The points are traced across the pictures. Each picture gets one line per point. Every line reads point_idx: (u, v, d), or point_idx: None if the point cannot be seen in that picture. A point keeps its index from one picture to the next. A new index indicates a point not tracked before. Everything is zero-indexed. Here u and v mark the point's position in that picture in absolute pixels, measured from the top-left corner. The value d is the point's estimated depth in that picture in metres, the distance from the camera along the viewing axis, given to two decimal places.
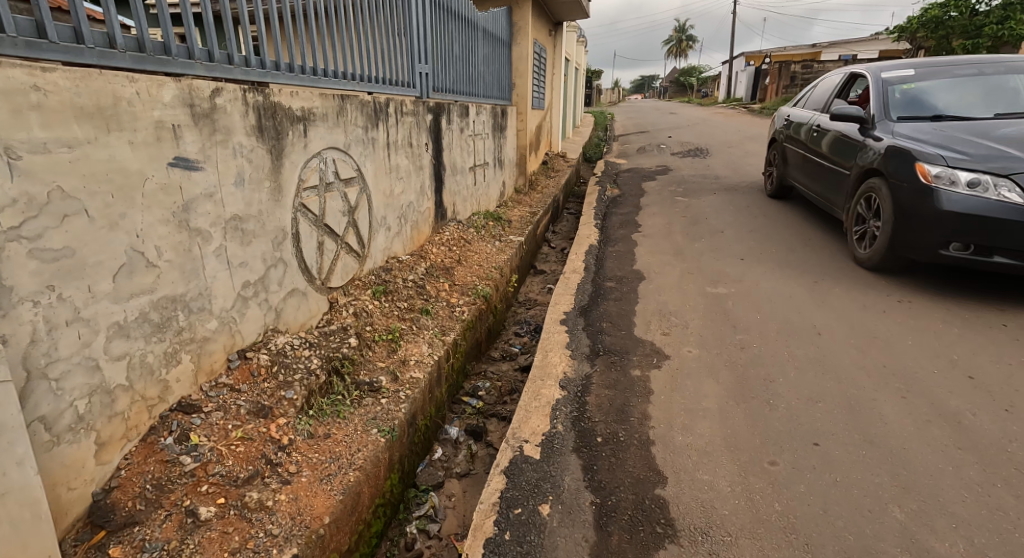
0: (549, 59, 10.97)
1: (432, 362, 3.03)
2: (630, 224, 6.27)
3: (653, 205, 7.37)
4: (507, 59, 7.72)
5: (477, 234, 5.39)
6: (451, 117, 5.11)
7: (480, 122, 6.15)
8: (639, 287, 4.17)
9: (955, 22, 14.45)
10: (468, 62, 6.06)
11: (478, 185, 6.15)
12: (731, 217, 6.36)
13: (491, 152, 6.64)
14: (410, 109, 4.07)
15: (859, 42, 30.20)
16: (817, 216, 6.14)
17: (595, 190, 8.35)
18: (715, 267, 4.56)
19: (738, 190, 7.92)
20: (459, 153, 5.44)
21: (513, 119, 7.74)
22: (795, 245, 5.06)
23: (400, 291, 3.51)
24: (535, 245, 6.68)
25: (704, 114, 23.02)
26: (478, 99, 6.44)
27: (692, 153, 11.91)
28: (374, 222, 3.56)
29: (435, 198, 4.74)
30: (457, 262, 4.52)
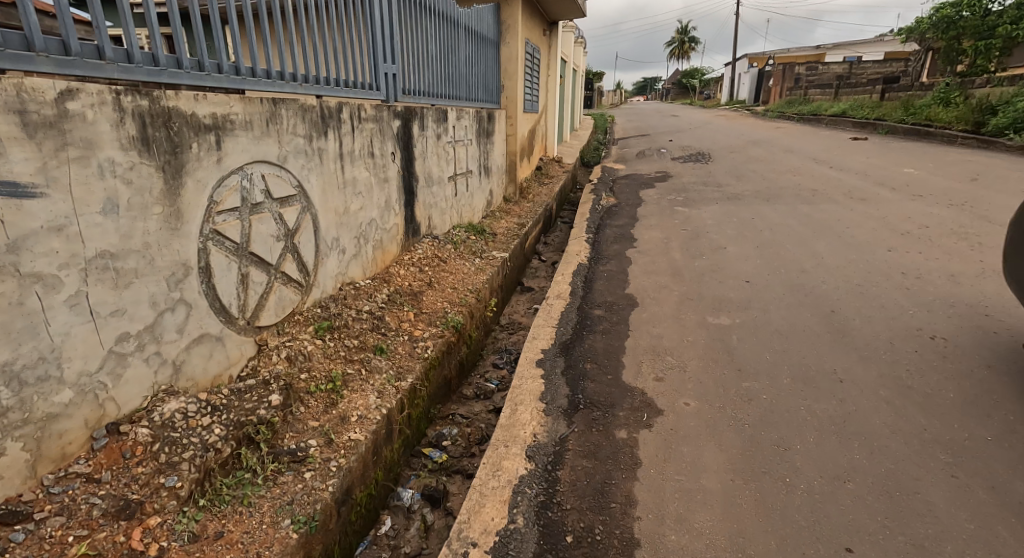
0: (544, 59, 10.52)
1: (380, 418, 2.53)
2: (625, 238, 5.81)
3: (650, 215, 6.91)
4: (494, 59, 7.23)
5: (454, 251, 4.93)
6: (425, 122, 4.63)
7: (462, 127, 5.68)
8: (631, 316, 3.71)
9: (967, 23, 13.94)
10: (447, 62, 5.57)
11: (459, 195, 5.70)
12: (733, 231, 5.91)
13: (474, 159, 6.18)
14: (371, 115, 3.57)
15: (864, 43, 29.66)
16: (827, 231, 5.68)
17: (589, 199, 7.89)
18: (716, 292, 4.11)
19: (740, 200, 7.46)
20: (436, 162, 4.98)
21: (501, 124, 7.27)
22: (804, 266, 4.60)
23: (351, 326, 3.03)
24: (522, 260, 6.23)
25: (706, 117, 22.53)
26: (459, 103, 5.94)
27: (693, 158, 11.43)
28: (321, 246, 3.07)
29: (405, 213, 4.26)
30: (428, 285, 4.05)
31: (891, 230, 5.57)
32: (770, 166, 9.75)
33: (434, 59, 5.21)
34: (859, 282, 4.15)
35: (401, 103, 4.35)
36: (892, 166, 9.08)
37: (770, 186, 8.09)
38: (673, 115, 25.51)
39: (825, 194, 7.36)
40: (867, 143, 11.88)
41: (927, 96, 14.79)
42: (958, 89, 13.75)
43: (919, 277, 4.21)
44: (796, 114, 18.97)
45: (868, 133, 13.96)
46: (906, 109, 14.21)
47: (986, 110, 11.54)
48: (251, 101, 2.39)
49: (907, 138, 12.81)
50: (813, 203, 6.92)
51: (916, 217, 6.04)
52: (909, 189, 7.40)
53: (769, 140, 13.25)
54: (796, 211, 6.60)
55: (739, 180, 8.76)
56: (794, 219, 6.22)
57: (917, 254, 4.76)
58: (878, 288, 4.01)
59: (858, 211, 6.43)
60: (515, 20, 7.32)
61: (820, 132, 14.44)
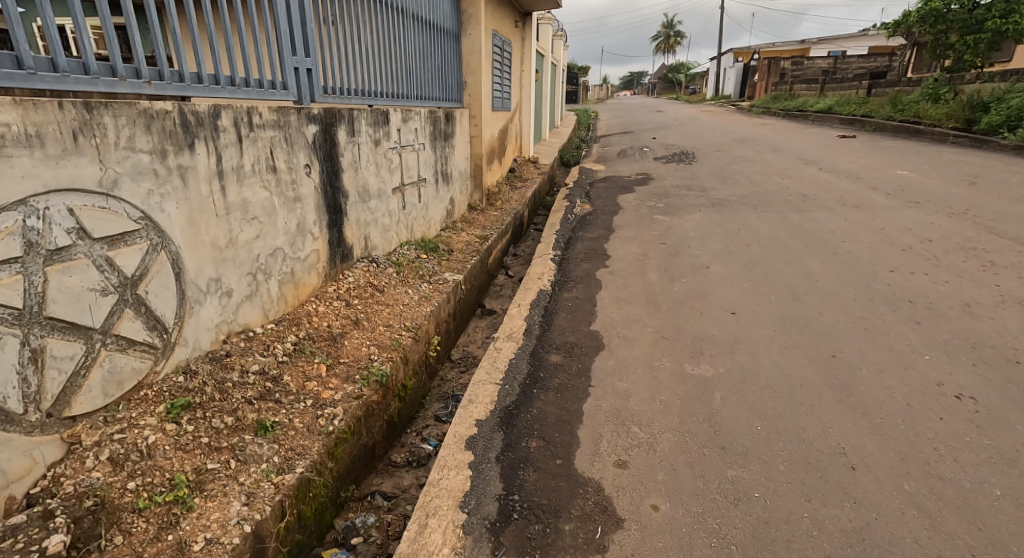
0: (515, 54, 9.85)
1: (240, 537, 1.86)
2: (595, 256, 5.18)
3: (626, 226, 6.28)
4: (453, 51, 6.57)
5: (397, 276, 4.27)
6: (357, 126, 3.96)
7: (411, 129, 5.01)
8: (593, 363, 3.08)
9: (955, 16, 13.46)
10: (390, 55, 4.90)
11: (408, 209, 5.05)
12: (716, 245, 5.30)
13: (428, 166, 5.52)
14: (271, 120, 2.93)
15: (849, 37, 29.25)
16: (820, 245, 5.09)
17: (562, 206, 7.25)
18: (696, 327, 3.49)
19: (724, 207, 6.86)
20: (374, 172, 4.31)
21: (461, 125, 6.62)
22: (796, 293, 4.00)
23: (228, 396, 2.34)
24: (483, 278, 5.59)
25: (691, 113, 21.93)
26: (408, 102, 5.27)
27: (676, 158, 10.83)
28: (189, 293, 2.39)
29: (327, 236, 3.59)
30: (351, 326, 3.38)
31: (891, 244, 4.98)
32: (756, 167, 9.16)
33: (372, 52, 4.54)
34: (861, 315, 3.55)
35: (324, 104, 3.69)
36: (885, 167, 8.52)
37: (757, 191, 7.48)
38: (658, 111, 24.93)
39: (815, 199, 6.79)
40: (857, 141, 11.34)
41: (915, 92, 14.30)
42: (947, 85, 13.26)
43: (929, 307, 3.62)
44: (782, 110, 18.42)
45: (856, 131, 13.43)
46: (894, 106, 13.70)
47: (978, 107, 11.03)
48: (39, 106, 1.76)
49: (896, 136, 12.29)
50: (804, 211, 6.33)
51: (917, 227, 5.46)
52: (904, 194, 6.84)
53: (754, 138, 12.68)
54: (784, 221, 6.01)
55: (724, 183, 8.16)
56: (783, 231, 5.63)
57: (924, 276, 4.16)
58: (881, 323, 3.42)
59: (853, 221, 5.84)
60: (477, 10, 6.65)
61: (808, 130, 13.91)
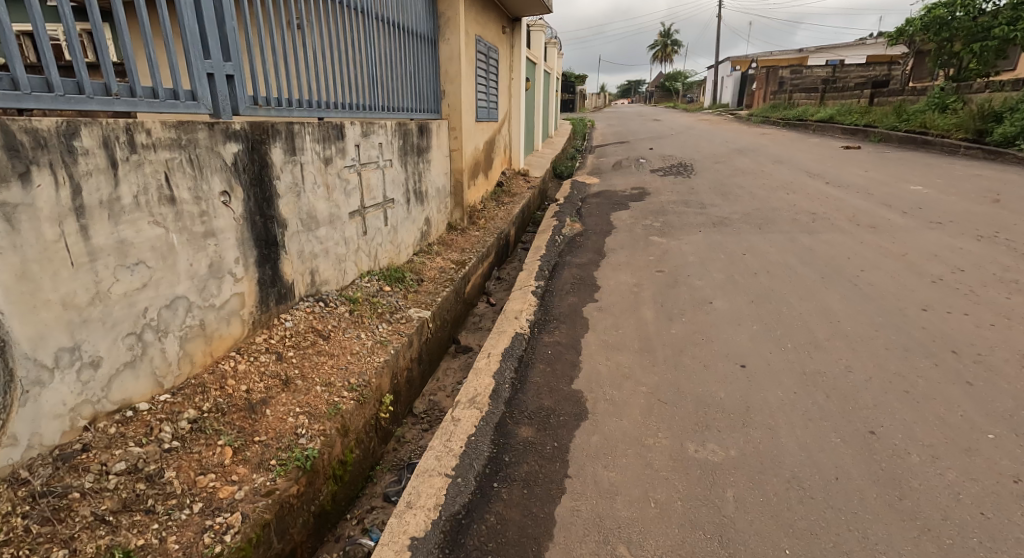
0: (504, 61, 9.31)
1: None
2: (582, 287, 4.60)
3: (619, 248, 5.70)
4: (427, 56, 6.00)
5: (349, 317, 3.67)
6: (298, 142, 3.36)
7: (372, 146, 4.43)
8: (573, 440, 2.50)
9: (960, 24, 12.93)
10: (348, 60, 4.31)
11: (370, 235, 4.46)
12: (720, 273, 4.72)
13: (395, 184, 4.95)
14: (165, 139, 2.33)
15: (848, 44, 28.76)
16: (836, 275, 4.52)
17: (550, 225, 6.67)
18: (699, 390, 2.92)
19: (725, 226, 6.29)
20: (324, 196, 3.72)
21: (438, 139, 6.06)
22: (815, 338, 3.42)
23: (70, 515, 1.81)
24: (458, 310, 5.01)
25: (688, 121, 21.39)
26: (371, 113, 4.70)
27: (674, 170, 10.27)
28: (21, 375, 1.81)
29: (255, 275, 2.98)
30: (279, 388, 2.76)
31: (918, 273, 4.40)
32: (757, 181, 8.60)
33: (325, 56, 3.96)
34: (897, 372, 2.98)
35: (253, 117, 3.10)
36: (895, 181, 7.95)
37: (760, 208, 6.91)
38: (655, 119, 24.44)
39: (825, 218, 6.21)
40: (862, 152, 10.79)
41: (920, 101, 13.73)
42: (954, 93, 12.68)
43: (978, 360, 3.04)
44: (781, 119, 17.90)
45: (860, 141, 12.89)
46: (899, 115, 13.15)
47: (989, 116, 10.48)
48: None
49: (902, 146, 11.74)
50: (814, 232, 5.76)
51: (942, 252, 4.88)
52: (922, 212, 6.26)
53: (755, 149, 12.13)
54: (793, 244, 5.43)
55: (724, 199, 7.60)
56: (792, 256, 5.06)
57: (963, 317, 3.58)
58: (923, 385, 2.84)
59: (870, 244, 5.26)
60: (456, 13, 6.09)
61: (810, 140, 13.38)
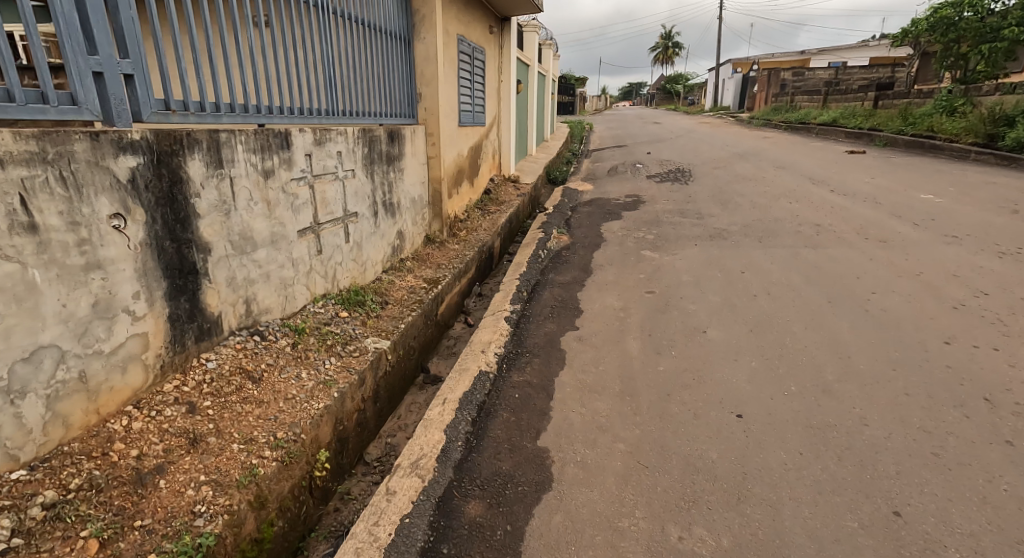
0: (491, 62, 8.86)
1: None
2: (563, 312, 4.14)
3: (607, 264, 5.24)
4: (398, 56, 5.56)
5: (290, 352, 3.21)
6: (226, 152, 2.90)
7: (326, 155, 3.99)
8: (530, 523, 2.09)
9: (967, 24, 12.46)
10: (299, 60, 3.87)
11: (323, 255, 4.01)
12: (716, 295, 4.26)
13: (356, 196, 4.50)
14: (20, 152, 1.91)
15: (851, 46, 28.28)
16: (845, 297, 4.05)
17: (535, 237, 6.22)
18: (687, 449, 2.47)
19: (723, 239, 5.82)
20: (263, 214, 3.28)
21: (412, 146, 5.63)
22: (824, 378, 2.96)
23: None
24: (428, 334, 4.56)
25: (688, 124, 20.93)
26: (329, 119, 4.25)
27: (671, 176, 9.82)
28: None
29: (164, 311, 2.52)
30: (183, 449, 2.30)
31: (937, 297, 3.94)
32: (758, 188, 8.12)
33: (265, 55, 3.51)
34: (922, 427, 2.52)
35: (164, 124, 2.62)
36: (905, 189, 7.47)
37: (761, 219, 6.44)
38: (655, 122, 23.98)
39: (830, 230, 5.74)
40: (868, 157, 10.31)
41: (927, 103, 13.25)
42: (962, 96, 12.19)
43: (1017, 412, 2.59)
44: (783, 122, 17.43)
45: (865, 145, 12.41)
46: (905, 118, 12.67)
47: (1001, 120, 10.00)
48: None
49: (909, 151, 11.27)
50: (819, 246, 5.30)
51: (962, 271, 4.42)
52: (936, 224, 5.79)
53: (756, 153, 11.68)
54: (796, 260, 4.97)
55: (722, 208, 7.13)
56: (795, 274, 4.60)
57: (992, 352, 3.13)
58: (954, 446, 2.39)
59: (882, 261, 4.79)
60: (431, 10, 5.65)
61: (813, 144, 12.91)
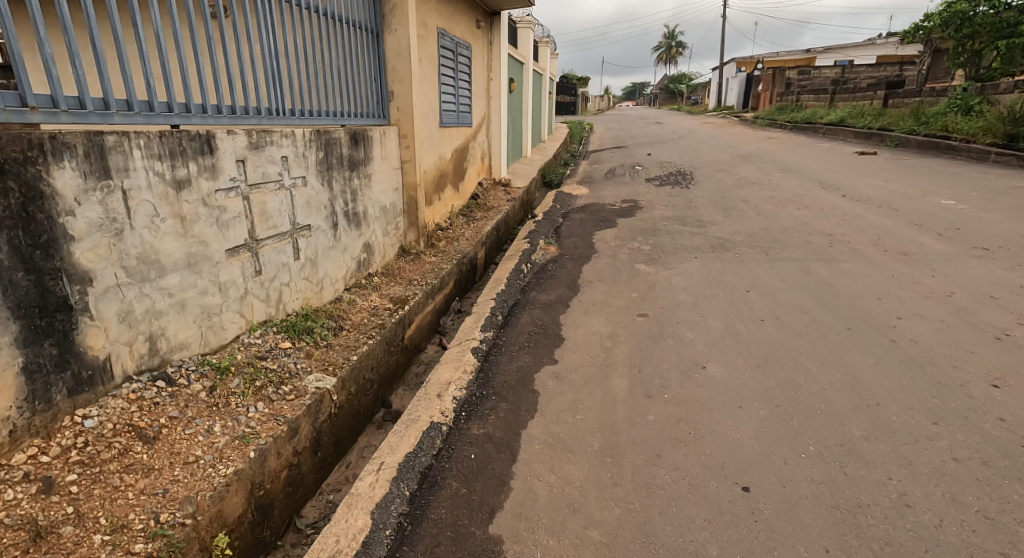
0: (480, 58, 8.32)
1: None
2: (541, 341, 3.60)
3: (596, 281, 4.68)
4: (363, 48, 5.02)
5: (206, 398, 2.69)
6: (116, 160, 2.40)
7: (263, 161, 3.46)
8: None
9: (983, 19, 11.82)
10: (223, 51, 3.33)
11: (262, 275, 3.48)
12: (717, 319, 3.70)
13: (309, 206, 3.97)
14: None
15: (857, 44, 27.59)
16: (869, 322, 3.48)
17: (519, 248, 5.67)
18: (679, 543, 1.93)
19: (725, 251, 5.26)
20: (174, 233, 2.75)
21: (381, 149, 5.10)
22: (850, 434, 2.40)
23: None
24: (391, 363, 4.01)
25: (690, 124, 20.33)
26: (262, 121, 3.71)
27: (671, 179, 9.26)
28: None
29: (14, 360, 2.05)
30: (18, 550, 1.83)
31: (975, 324, 3.36)
32: (763, 193, 7.56)
33: (182, 41, 2.95)
34: (982, 512, 1.96)
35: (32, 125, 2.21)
36: (922, 194, 6.88)
37: (767, 228, 5.87)
38: (657, 122, 23.33)
39: (844, 241, 5.17)
40: (879, 159, 9.68)
41: (941, 102, 12.61)
42: (979, 94, 11.56)
43: None
44: (788, 122, 16.82)
45: (875, 146, 11.80)
46: (917, 118, 12.05)
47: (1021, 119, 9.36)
48: None
49: (923, 152, 10.66)
50: (832, 260, 4.72)
51: (1000, 292, 3.84)
52: (961, 234, 5.20)
53: (762, 155, 11.11)
54: (807, 276, 4.40)
55: (725, 215, 6.57)
56: (806, 293, 4.03)
57: None
58: None
59: (907, 277, 4.21)
60: None
61: (821, 145, 12.31)
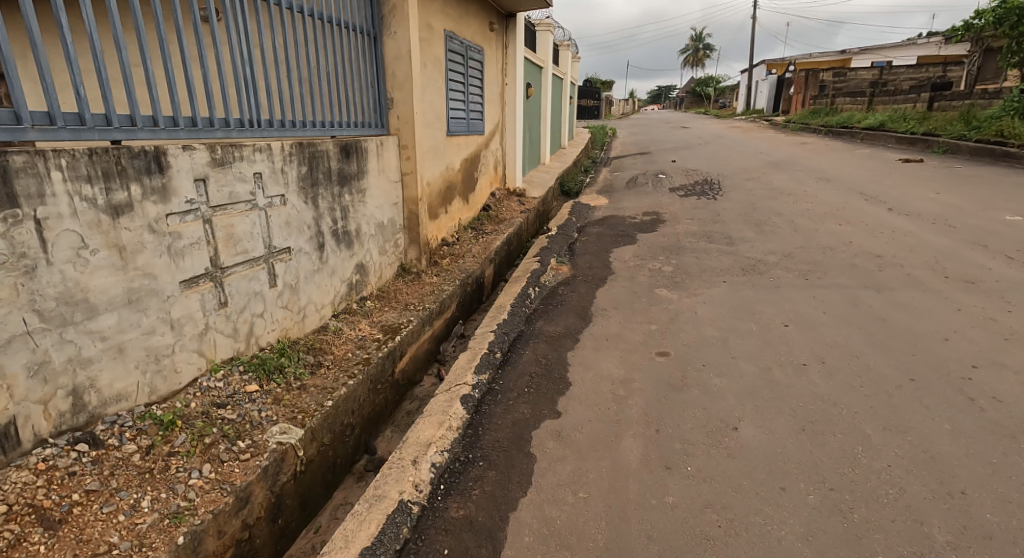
0: (493, 63, 7.90)
1: None
2: (542, 386, 3.13)
3: (610, 308, 4.20)
4: (359, 52, 4.61)
5: (138, 460, 2.30)
6: (27, 189, 2.08)
7: (230, 179, 3.06)
8: None
9: None
10: (183, 55, 2.91)
11: (228, 307, 3.08)
12: (750, 362, 3.19)
13: (288, 227, 3.57)
14: None
15: (896, 44, 26.42)
16: (937, 369, 2.92)
17: (529, 267, 5.21)
18: None
19: (757, 275, 4.72)
20: (108, 266, 2.36)
21: (378, 161, 4.70)
22: (932, 540, 1.90)
23: None
24: (376, 403, 3.57)
25: (717, 129, 19.61)
26: (232, 134, 3.23)
27: (698, 189, 8.69)
28: None
29: None
30: None
31: None
32: (799, 206, 6.95)
33: (122, 42, 2.54)
34: None
35: None
36: (981, 208, 6.19)
37: (804, 247, 5.30)
38: (683, 127, 22.65)
39: (895, 264, 4.59)
40: (928, 168, 8.93)
41: (994, 105, 11.72)
42: None
43: None
44: (823, 126, 16.00)
45: (920, 153, 11.00)
46: (968, 122, 11.21)
47: None
48: None
49: (975, 159, 9.85)
50: (884, 288, 4.15)
51: None
52: None
53: (796, 162, 10.44)
54: (855, 307, 3.85)
55: (757, 232, 6.00)
56: (856, 329, 3.49)
57: None
58: None
59: (978, 310, 3.62)
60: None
61: (860, 151, 11.55)
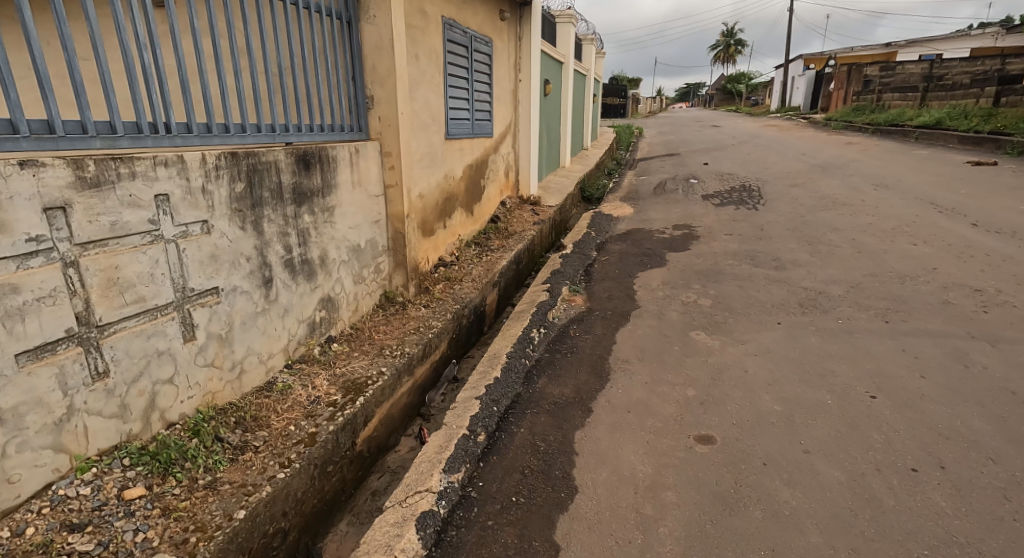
0: (504, 56, 6.98)
1: None
2: (537, 494, 2.24)
3: (633, 360, 3.29)
4: (330, 40, 3.76)
5: None
6: None
7: (113, 204, 2.24)
8: None
9: None
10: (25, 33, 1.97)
11: (110, 378, 2.26)
12: (830, 461, 2.27)
13: (216, 260, 2.72)
14: None
15: (946, 37, 24.72)
16: None
17: (535, 297, 4.33)
18: None
19: (820, 313, 3.75)
20: None
21: (352, 171, 3.85)
22: None
23: None
24: (324, 492, 2.73)
25: (751, 128, 18.35)
26: (121, 142, 2.33)
27: (736, 197, 7.68)
28: None
29: None
30: None
31: None
32: (859, 219, 5.91)
33: None
34: None
35: None
36: None
37: (875, 275, 4.30)
38: (713, 125, 21.44)
39: (1003, 304, 3.59)
40: (1005, 173, 7.77)
41: None
42: None
43: None
44: (870, 124, 14.67)
45: (989, 154, 9.77)
46: None
47: None
48: None
49: None
50: (999, 339, 3.17)
51: None
52: None
53: (845, 166, 9.33)
54: (965, 367, 2.89)
55: (811, 253, 5.00)
56: (977, 408, 2.54)
57: None
58: None
59: None
60: None
61: (918, 153, 10.36)
